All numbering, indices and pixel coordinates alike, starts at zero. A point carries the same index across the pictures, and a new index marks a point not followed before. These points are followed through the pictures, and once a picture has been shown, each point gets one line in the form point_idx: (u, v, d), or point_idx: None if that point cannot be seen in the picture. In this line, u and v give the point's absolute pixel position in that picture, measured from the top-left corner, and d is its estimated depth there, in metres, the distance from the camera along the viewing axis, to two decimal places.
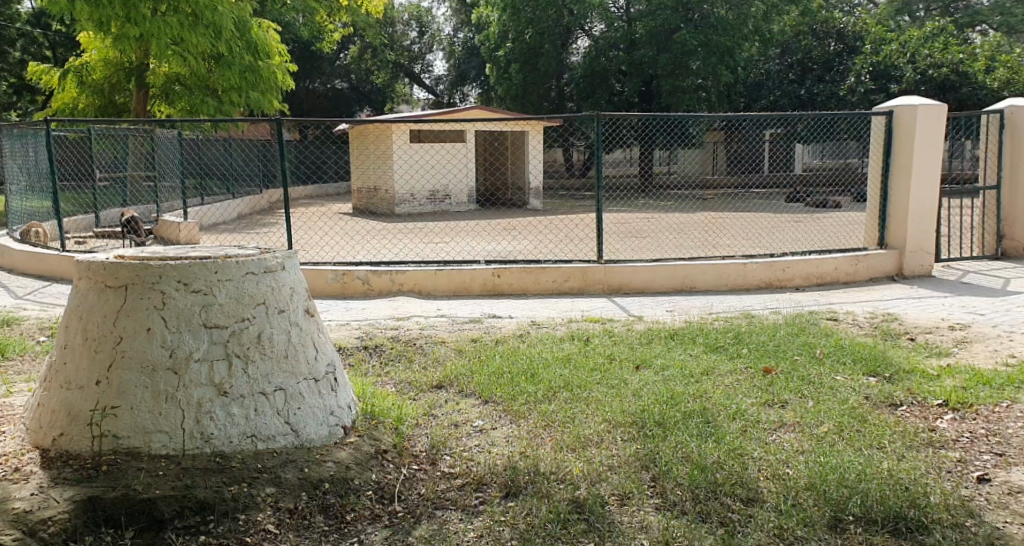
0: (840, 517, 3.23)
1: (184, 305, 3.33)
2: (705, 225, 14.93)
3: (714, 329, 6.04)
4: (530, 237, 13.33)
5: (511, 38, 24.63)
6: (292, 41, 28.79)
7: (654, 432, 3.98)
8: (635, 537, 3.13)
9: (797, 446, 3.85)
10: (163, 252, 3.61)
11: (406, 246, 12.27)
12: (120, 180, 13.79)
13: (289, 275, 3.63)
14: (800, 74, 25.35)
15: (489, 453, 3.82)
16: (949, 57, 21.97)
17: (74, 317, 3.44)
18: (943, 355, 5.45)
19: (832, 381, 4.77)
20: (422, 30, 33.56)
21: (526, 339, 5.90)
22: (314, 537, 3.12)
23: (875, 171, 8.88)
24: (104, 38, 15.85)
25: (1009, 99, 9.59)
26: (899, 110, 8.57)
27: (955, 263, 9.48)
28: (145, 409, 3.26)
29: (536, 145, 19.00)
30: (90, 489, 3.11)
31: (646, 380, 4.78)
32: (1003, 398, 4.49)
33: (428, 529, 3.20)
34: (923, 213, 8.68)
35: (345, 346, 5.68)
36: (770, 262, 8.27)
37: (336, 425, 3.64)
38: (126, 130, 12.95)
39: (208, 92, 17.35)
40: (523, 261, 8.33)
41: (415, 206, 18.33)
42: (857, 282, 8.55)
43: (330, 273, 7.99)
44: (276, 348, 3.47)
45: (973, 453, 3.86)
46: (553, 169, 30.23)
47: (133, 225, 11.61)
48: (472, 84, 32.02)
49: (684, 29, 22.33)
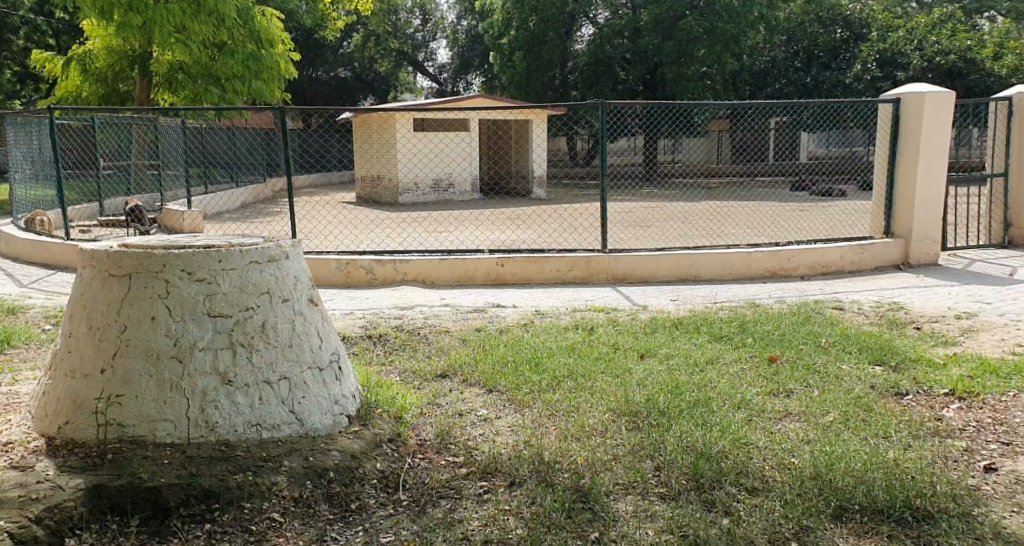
0: (846, 506, 3.22)
1: (186, 293, 3.32)
2: (710, 214, 14.83)
3: (718, 318, 6.02)
4: (536, 227, 13.28)
5: (515, 26, 24.65)
6: (296, 29, 28.87)
7: (659, 421, 3.97)
8: (640, 526, 3.13)
9: (802, 435, 3.84)
10: (166, 240, 3.58)
11: (408, 235, 12.21)
12: (124, 168, 13.59)
13: (293, 264, 3.63)
14: (806, 62, 25.16)
15: (494, 442, 3.83)
16: (956, 44, 21.92)
17: (78, 306, 3.43)
18: (949, 344, 5.43)
19: (837, 371, 4.75)
20: (425, 18, 33.70)
21: (530, 329, 5.88)
22: (320, 526, 3.11)
23: (881, 159, 8.85)
24: (106, 25, 15.80)
25: (1018, 87, 9.53)
26: (906, 99, 8.50)
27: (961, 252, 9.44)
28: (150, 397, 3.26)
29: (540, 133, 18.95)
30: (96, 477, 3.11)
31: (651, 370, 4.76)
32: (1012, 387, 4.46)
33: (434, 518, 3.19)
34: (929, 203, 8.64)
35: (349, 336, 5.67)
36: (775, 251, 8.25)
37: (341, 414, 3.65)
38: (130, 119, 12.91)
39: (210, 80, 17.28)
40: (526, 251, 8.31)
41: (418, 195, 18.32)
42: (863, 271, 8.51)
43: (334, 263, 7.99)
44: (280, 337, 3.46)
45: (980, 442, 3.84)
46: (557, 157, 30.21)
47: (139, 214, 11.75)
48: (476, 72, 32.25)
49: (689, 15, 22.25)
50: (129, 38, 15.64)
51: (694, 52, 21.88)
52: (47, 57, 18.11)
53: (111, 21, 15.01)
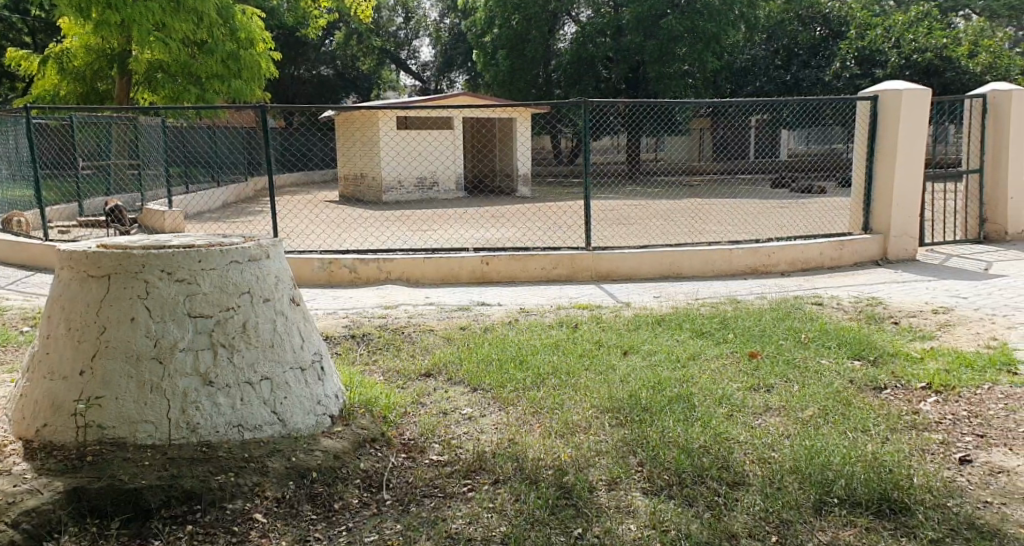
0: (825, 499, 3.25)
1: (167, 294, 3.31)
2: (694, 212, 14.88)
3: (700, 314, 6.06)
4: (519, 225, 13.28)
5: (498, 24, 24.51)
6: (277, 28, 28.72)
7: (642, 416, 4.00)
8: (623, 521, 3.15)
9: (782, 430, 3.88)
10: (146, 240, 3.58)
11: (390, 234, 12.18)
12: (104, 168, 13.54)
13: (274, 264, 3.62)
14: (786, 60, 25.25)
15: (478, 440, 3.85)
16: (931, 42, 22.10)
17: (56, 306, 3.41)
18: (926, 338, 5.49)
19: (816, 365, 4.81)
20: (407, 16, 33.51)
21: (514, 327, 5.89)
22: (303, 527, 3.11)
23: (860, 155, 8.90)
24: (83, 23, 15.58)
25: (992, 84, 9.63)
26: (884, 95, 8.57)
27: (939, 247, 9.55)
28: (130, 398, 3.25)
29: (524, 132, 19.00)
30: (74, 480, 3.09)
31: (634, 365, 4.81)
32: (985, 380, 4.54)
33: (418, 517, 3.20)
34: (907, 199, 8.73)
35: (332, 336, 5.67)
36: (756, 248, 8.30)
37: (323, 414, 3.66)
38: (109, 118, 12.83)
39: (191, 80, 17.28)
40: (510, 249, 8.32)
41: (403, 194, 18.33)
42: (842, 267, 8.59)
43: (317, 262, 7.97)
44: (262, 336, 3.46)
45: (955, 434, 3.90)
46: (541, 155, 30.19)
47: (117, 213, 11.60)
48: (459, 70, 32.58)
49: (671, 14, 22.36)
50: (107, 36, 15.47)
51: (676, 50, 22.06)
52: (23, 55, 17.89)
53: (88, 19, 14.67)
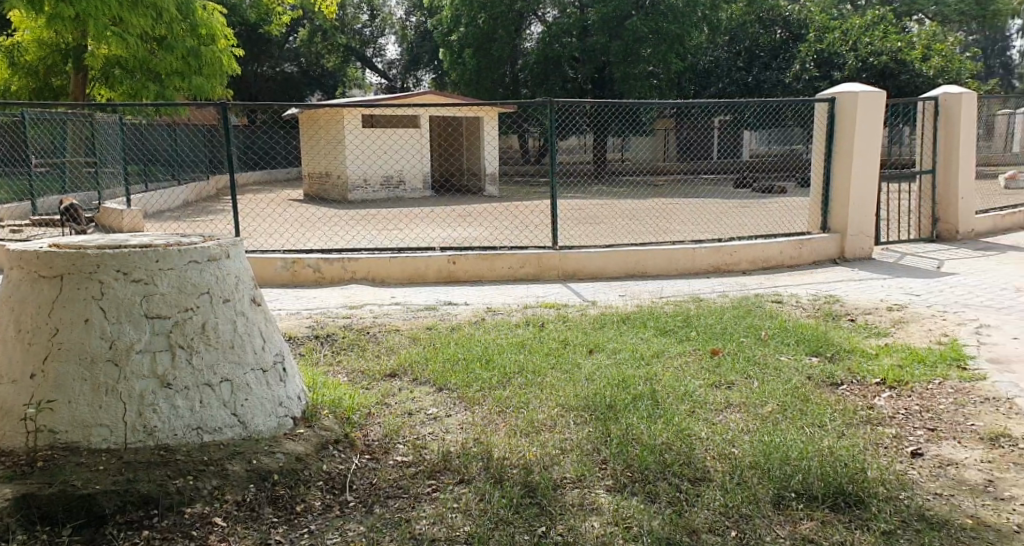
0: (783, 494, 3.32)
1: (123, 294, 3.27)
2: (659, 211, 15.02)
3: (663, 312, 6.13)
4: (485, 224, 13.29)
5: (464, 23, 24.45)
6: (240, 24, 28.40)
7: (606, 414, 4.04)
8: (586, 519, 3.19)
9: (742, 426, 3.95)
10: (101, 240, 3.53)
11: (355, 233, 12.11)
12: (59, 166, 13.30)
13: (234, 264, 3.59)
14: (748, 62, 25.52)
15: (444, 440, 3.86)
16: (887, 45, 22.58)
17: (7, 308, 3.36)
18: (881, 335, 5.62)
19: (775, 362, 4.90)
20: (373, 13, 32.97)
21: (479, 326, 5.91)
22: (263, 529, 3.10)
23: (818, 156, 9.05)
24: (37, 18, 15.22)
25: (944, 87, 9.87)
26: (842, 97, 8.72)
27: (894, 246, 9.75)
28: (84, 402, 3.21)
29: (490, 131, 18.99)
30: (25, 486, 3.05)
31: (599, 363, 4.86)
32: (937, 376, 4.66)
33: (381, 517, 3.21)
34: (863, 199, 8.91)
35: (296, 336, 5.63)
36: (718, 247, 8.42)
37: (285, 415, 3.64)
38: (64, 114, 12.61)
39: (150, 76, 17.02)
40: (476, 248, 8.33)
41: (368, 193, 18.21)
42: (802, 266, 8.74)
43: (280, 262, 7.91)
44: (221, 337, 3.44)
45: (908, 428, 4.00)
46: (507, 154, 30.21)
47: (73, 213, 11.36)
48: (426, 68, 33.28)
49: (635, 15, 22.54)
50: (63, 31, 15.09)
51: (640, 51, 22.26)
52: None
53: (42, 12, 14.31)
